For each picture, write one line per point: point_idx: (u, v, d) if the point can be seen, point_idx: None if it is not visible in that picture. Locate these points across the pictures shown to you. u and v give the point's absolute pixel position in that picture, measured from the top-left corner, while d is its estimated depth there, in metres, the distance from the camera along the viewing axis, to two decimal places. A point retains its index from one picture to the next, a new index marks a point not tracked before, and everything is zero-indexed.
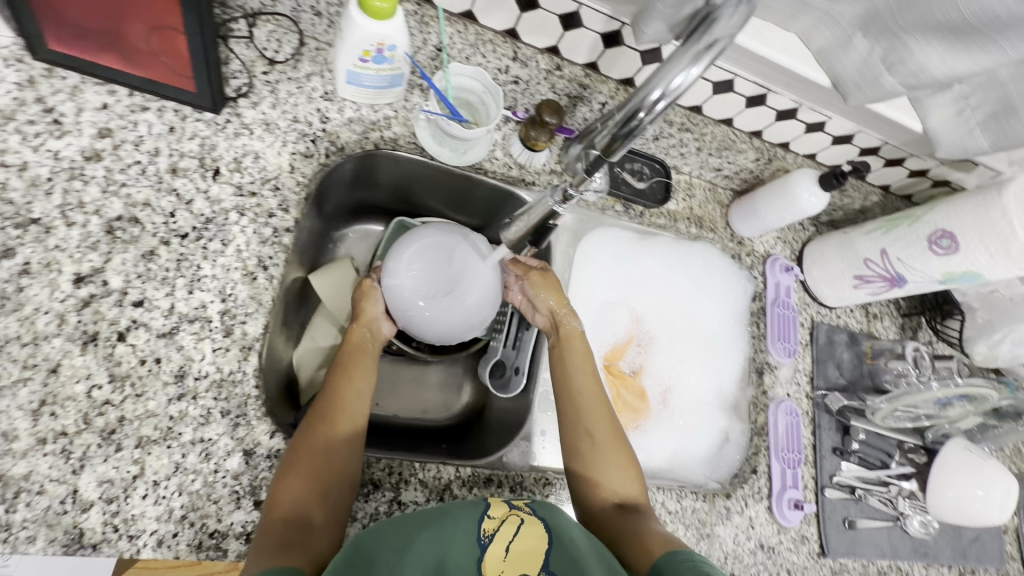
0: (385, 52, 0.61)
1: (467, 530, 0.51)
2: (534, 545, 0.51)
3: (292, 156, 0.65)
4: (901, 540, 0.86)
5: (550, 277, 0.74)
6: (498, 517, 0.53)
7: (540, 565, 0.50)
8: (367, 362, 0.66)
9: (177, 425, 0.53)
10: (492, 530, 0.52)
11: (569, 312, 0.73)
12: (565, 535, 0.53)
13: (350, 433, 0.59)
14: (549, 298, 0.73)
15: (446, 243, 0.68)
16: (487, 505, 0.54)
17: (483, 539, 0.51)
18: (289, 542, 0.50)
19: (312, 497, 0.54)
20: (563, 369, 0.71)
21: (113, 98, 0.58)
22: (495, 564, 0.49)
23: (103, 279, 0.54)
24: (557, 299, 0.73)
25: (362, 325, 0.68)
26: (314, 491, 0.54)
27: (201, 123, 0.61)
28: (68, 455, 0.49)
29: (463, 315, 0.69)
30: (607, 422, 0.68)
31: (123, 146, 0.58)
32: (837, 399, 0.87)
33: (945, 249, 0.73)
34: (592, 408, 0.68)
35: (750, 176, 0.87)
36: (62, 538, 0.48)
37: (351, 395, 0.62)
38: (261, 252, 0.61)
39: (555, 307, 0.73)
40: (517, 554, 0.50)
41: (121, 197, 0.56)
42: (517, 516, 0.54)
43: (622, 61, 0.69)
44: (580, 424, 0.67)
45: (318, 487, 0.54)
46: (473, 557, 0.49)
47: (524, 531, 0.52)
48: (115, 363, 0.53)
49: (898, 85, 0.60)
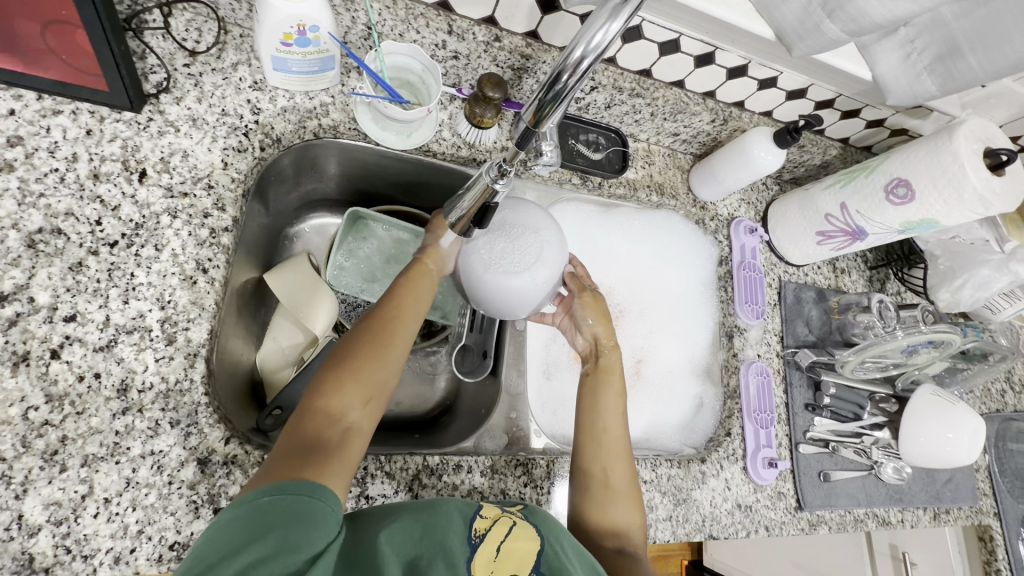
0: (307, 34, 0.58)
1: (459, 525, 0.49)
2: (527, 545, 0.50)
3: (224, 151, 0.62)
4: (876, 488, 0.88)
5: (600, 304, 0.74)
6: (490, 518, 0.51)
7: (531, 568, 0.48)
8: (428, 285, 0.64)
9: (124, 440, 0.52)
10: (483, 529, 0.50)
11: (612, 343, 0.72)
12: (557, 542, 0.50)
13: (397, 353, 0.57)
14: (595, 323, 0.73)
15: (534, 237, 0.63)
16: (479, 505, 0.53)
17: (474, 538, 0.48)
18: (318, 445, 0.48)
19: (349, 411, 0.52)
20: (592, 400, 0.68)
21: (21, 103, 0.55)
22: (484, 565, 0.47)
23: (29, 295, 0.52)
24: (604, 328, 0.72)
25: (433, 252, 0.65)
26: (355, 402, 0.52)
27: (121, 124, 0.58)
28: (8, 481, 0.48)
29: (504, 296, 0.62)
30: (625, 463, 0.64)
31: (37, 153, 0.55)
32: (806, 355, 0.87)
33: (901, 198, 0.72)
34: (614, 445, 0.64)
35: (708, 139, 0.86)
36: (11, 565, 0.46)
37: (405, 316, 0.60)
38: (199, 255, 0.58)
39: (600, 335, 0.72)
40: (508, 554, 0.48)
41: (40, 208, 0.54)
42: (510, 518, 0.52)
43: (562, 27, 0.67)
44: (598, 459, 0.63)
45: (359, 401, 0.52)
46: (461, 552, 0.47)
47: (517, 533, 0.50)
48: (51, 382, 0.51)
49: (840, 32, 0.59)
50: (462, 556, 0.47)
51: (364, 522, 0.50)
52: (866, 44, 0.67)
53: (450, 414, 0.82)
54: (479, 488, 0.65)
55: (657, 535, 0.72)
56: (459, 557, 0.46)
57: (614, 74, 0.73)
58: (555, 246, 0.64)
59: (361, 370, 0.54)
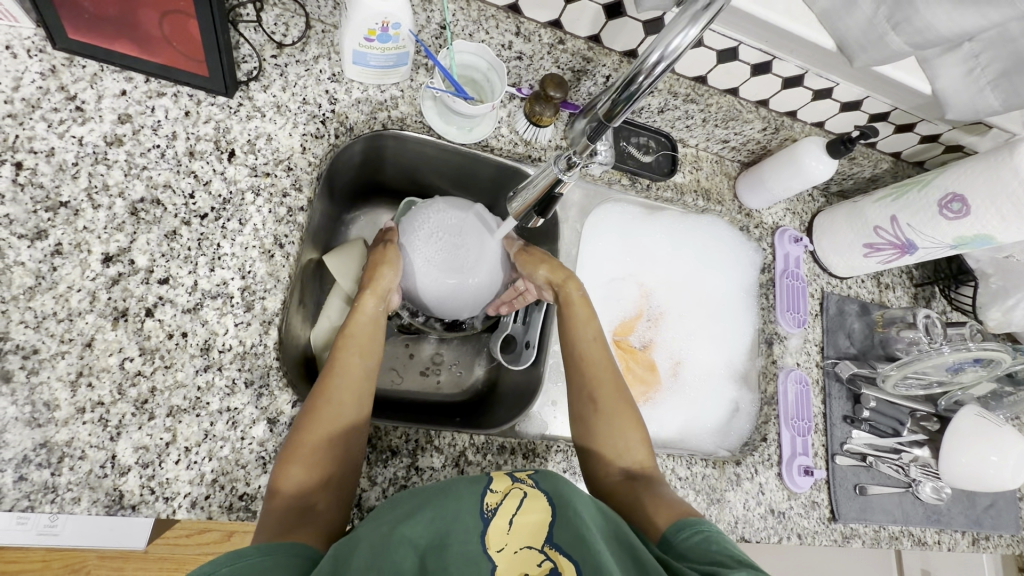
0: (389, 30, 0.62)
1: (470, 507, 0.49)
2: (539, 518, 0.48)
3: (303, 137, 0.67)
4: (913, 506, 0.87)
5: (537, 255, 0.76)
6: (500, 492, 0.50)
7: (544, 539, 0.47)
8: (369, 331, 0.65)
9: (204, 395, 0.56)
10: (494, 504, 0.49)
11: (563, 277, 0.72)
12: (568, 505, 0.48)
13: (346, 413, 0.57)
14: (541, 269, 0.74)
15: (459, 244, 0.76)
16: (489, 480, 0.52)
17: (485, 513, 0.48)
18: (293, 523, 0.50)
19: (311, 482, 0.53)
20: (567, 335, 0.69)
21: (131, 85, 0.61)
22: (497, 538, 0.47)
23: (130, 258, 0.57)
24: (551, 270, 0.73)
25: (372, 296, 0.67)
26: (310, 475, 0.53)
27: (215, 107, 0.63)
28: (105, 423, 0.53)
29: (467, 290, 0.77)
30: (613, 394, 0.65)
31: (142, 131, 0.60)
32: (847, 367, 0.87)
33: (956, 213, 0.72)
34: (596, 376, 0.66)
35: (758, 147, 0.87)
36: (104, 499, 0.51)
37: (352, 367, 0.60)
38: (277, 231, 0.63)
39: (546, 278, 0.73)
40: (521, 528, 0.48)
41: (143, 179, 0.59)
42: (521, 489, 0.51)
43: (625, 32, 0.69)
44: (584, 387, 0.65)
45: (316, 471, 0.53)
46: (476, 528, 0.47)
47: (527, 506, 0.49)
48: (145, 337, 0.56)
49: (903, 44, 0.61)
50: (476, 532, 0.47)
51: (392, 502, 0.52)
52: (928, 58, 0.68)
53: (489, 401, 0.85)
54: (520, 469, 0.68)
55: None
56: (471, 533, 0.46)
57: (671, 79, 0.75)
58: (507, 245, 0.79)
59: (310, 443, 0.54)
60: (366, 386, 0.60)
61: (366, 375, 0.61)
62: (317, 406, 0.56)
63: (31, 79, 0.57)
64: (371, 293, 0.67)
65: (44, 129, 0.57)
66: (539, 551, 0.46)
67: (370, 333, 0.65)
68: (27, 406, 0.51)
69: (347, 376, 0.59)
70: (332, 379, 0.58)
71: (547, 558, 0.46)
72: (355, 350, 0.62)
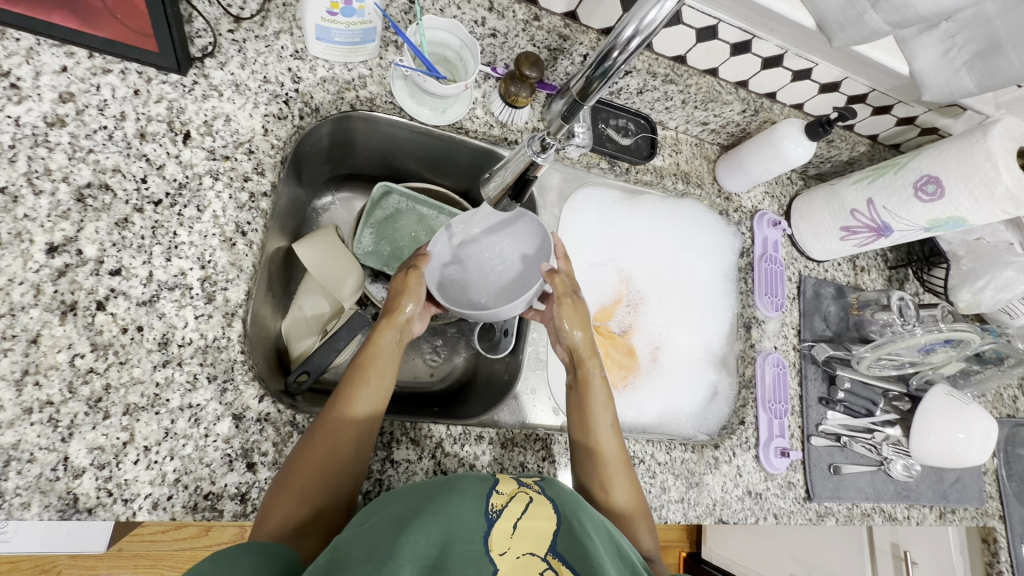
0: (353, 4, 0.58)
1: (475, 504, 0.46)
2: (544, 523, 0.46)
3: (264, 118, 0.63)
4: (884, 484, 0.89)
5: (582, 310, 0.70)
6: (507, 494, 0.48)
7: (547, 548, 0.44)
8: (384, 361, 0.61)
9: (164, 392, 0.53)
10: (500, 505, 0.47)
11: (590, 349, 0.69)
12: (573, 516, 0.47)
13: (351, 444, 0.55)
14: (576, 329, 0.69)
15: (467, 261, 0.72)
16: (495, 482, 0.50)
17: (491, 513, 0.45)
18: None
19: (302, 509, 0.51)
20: (581, 414, 0.65)
21: (72, 60, 0.56)
22: (501, 541, 0.43)
23: (77, 248, 0.53)
24: (582, 337, 0.69)
25: (390, 325, 0.64)
26: (303, 504, 0.51)
27: (167, 86, 0.59)
28: (56, 424, 0.50)
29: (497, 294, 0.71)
30: (624, 475, 0.62)
31: (87, 110, 0.56)
32: (823, 350, 0.88)
33: (930, 195, 0.72)
34: (609, 456, 0.63)
35: (737, 130, 0.86)
36: (57, 503, 0.48)
37: (357, 395, 0.57)
38: (239, 218, 0.60)
39: (578, 343, 0.69)
40: (525, 531, 0.45)
41: (89, 163, 0.55)
42: (526, 494, 0.49)
43: (601, 9, 0.67)
44: (597, 471, 0.62)
45: (310, 499, 0.51)
46: (478, 529, 0.44)
47: (533, 511, 0.47)
48: (97, 332, 0.52)
49: (882, 23, 0.60)
50: (478, 532, 0.44)
51: (389, 495, 0.48)
52: (905, 38, 0.67)
53: (468, 389, 0.83)
54: (498, 459, 0.66)
55: (668, 516, 0.74)
56: (475, 533, 0.43)
57: (650, 58, 0.73)
58: (543, 269, 0.68)
59: (313, 478, 0.52)
60: (370, 417, 0.57)
61: (374, 405, 0.58)
62: (318, 434, 0.54)
63: None
64: (391, 323, 0.64)
65: None
66: (542, 559, 0.43)
67: (382, 363, 0.61)
68: None
69: (350, 403, 0.57)
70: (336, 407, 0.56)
71: (550, 567, 0.42)
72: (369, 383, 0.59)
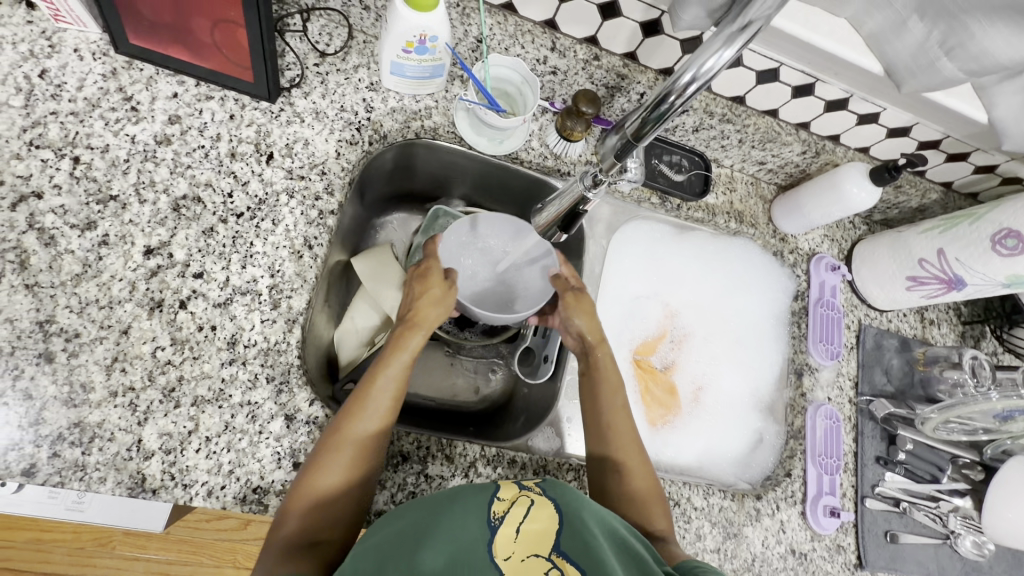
0: (427, 43, 0.63)
1: (476, 512, 0.47)
2: (546, 526, 0.46)
3: (338, 143, 0.69)
4: (950, 560, 0.81)
5: (585, 301, 0.70)
6: (508, 500, 0.49)
7: (551, 547, 0.45)
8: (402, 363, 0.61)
9: (228, 387, 0.58)
10: (502, 512, 0.47)
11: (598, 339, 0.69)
12: (575, 514, 0.46)
13: (363, 445, 0.55)
14: (580, 320, 0.69)
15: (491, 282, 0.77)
16: (497, 488, 0.50)
17: (493, 521, 0.46)
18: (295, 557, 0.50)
19: (318, 513, 0.52)
20: (591, 397, 0.66)
21: (182, 88, 0.64)
22: (505, 546, 0.45)
23: (169, 251, 0.60)
24: (590, 324, 0.70)
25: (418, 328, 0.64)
26: (321, 505, 0.52)
27: (258, 112, 0.66)
28: (134, 408, 0.55)
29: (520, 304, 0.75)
30: (634, 451, 0.64)
31: (190, 131, 0.63)
32: (883, 407, 0.83)
33: (1010, 250, 0.68)
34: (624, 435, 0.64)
35: (796, 171, 0.84)
36: (127, 481, 0.53)
37: (370, 401, 0.57)
38: (308, 232, 0.65)
39: (586, 331, 0.69)
40: (528, 538, 0.46)
41: (187, 177, 0.62)
42: (528, 498, 0.49)
43: (662, 50, 0.69)
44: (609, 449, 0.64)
45: (325, 502, 0.53)
46: (482, 538, 0.45)
47: (535, 514, 0.47)
48: (177, 328, 0.58)
49: (957, 71, 0.55)
50: (482, 540, 0.45)
51: (400, 510, 0.51)
52: (985, 85, 0.62)
53: (505, 413, 0.84)
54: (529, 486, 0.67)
55: None
56: (480, 541, 0.45)
57: (708, 98, 0.74)
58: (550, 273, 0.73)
59: (323, 482, 0.53)
60: (382, 417, 0.57)
61: (386, 409, 0.57)
62: (335, 439, 0.54)
63: (94, 80, 0.61)
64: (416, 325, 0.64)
65: (101, 127, 0.60)
66: (546, 559, 0.44)
67: (398, 364, 0.60)
68: (65, 386, 0.54)
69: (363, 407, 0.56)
70: (351, 412, 0.56)
71: (554, 566, 0.43)
72: (390, 388, 0.58)
